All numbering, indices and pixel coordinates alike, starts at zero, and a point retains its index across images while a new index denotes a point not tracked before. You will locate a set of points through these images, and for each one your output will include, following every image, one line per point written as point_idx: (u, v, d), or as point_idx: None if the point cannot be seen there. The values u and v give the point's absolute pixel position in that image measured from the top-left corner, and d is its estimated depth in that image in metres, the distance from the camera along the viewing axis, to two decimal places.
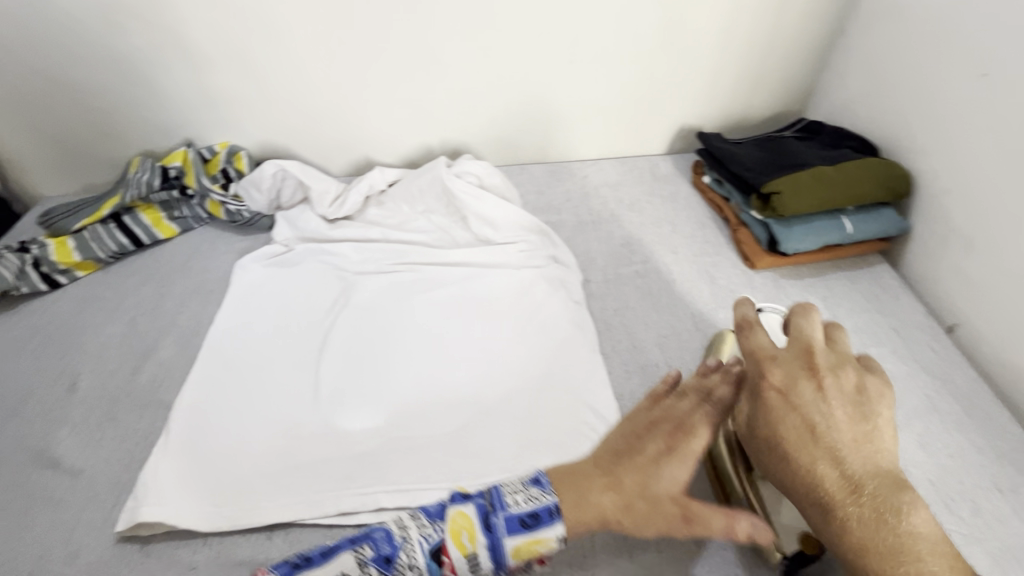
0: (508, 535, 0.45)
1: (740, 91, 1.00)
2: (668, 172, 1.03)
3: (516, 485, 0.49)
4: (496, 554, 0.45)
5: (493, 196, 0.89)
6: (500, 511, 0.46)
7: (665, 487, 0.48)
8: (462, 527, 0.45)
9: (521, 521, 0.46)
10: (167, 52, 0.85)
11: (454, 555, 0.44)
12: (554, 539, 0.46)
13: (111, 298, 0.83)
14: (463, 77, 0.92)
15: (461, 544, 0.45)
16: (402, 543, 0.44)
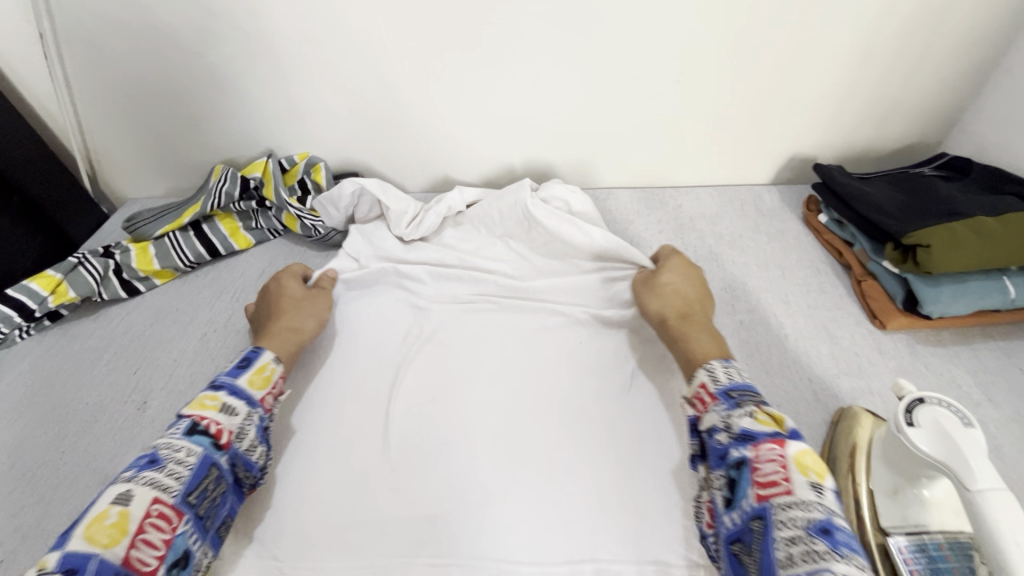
0: (237, 378, 0.58)
1: (868, 120, 0.88)
2: (775, 206, 0.92)
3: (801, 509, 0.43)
4: (240, 396, 0.56)
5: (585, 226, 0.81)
6: (217, 378, 0.58)
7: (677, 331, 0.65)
8: (203, 397, 0.54)
9: (237, 368, 0.59)
10: (256, 62, 0.83)
11: (209, 414, 0.53)
12: (272, 363, 0.61)
13: (186, 310, 0.81)
14: (557, 96, 0.86)
15: (201, 405, 0.54)
16: (155, 447, 0.50)
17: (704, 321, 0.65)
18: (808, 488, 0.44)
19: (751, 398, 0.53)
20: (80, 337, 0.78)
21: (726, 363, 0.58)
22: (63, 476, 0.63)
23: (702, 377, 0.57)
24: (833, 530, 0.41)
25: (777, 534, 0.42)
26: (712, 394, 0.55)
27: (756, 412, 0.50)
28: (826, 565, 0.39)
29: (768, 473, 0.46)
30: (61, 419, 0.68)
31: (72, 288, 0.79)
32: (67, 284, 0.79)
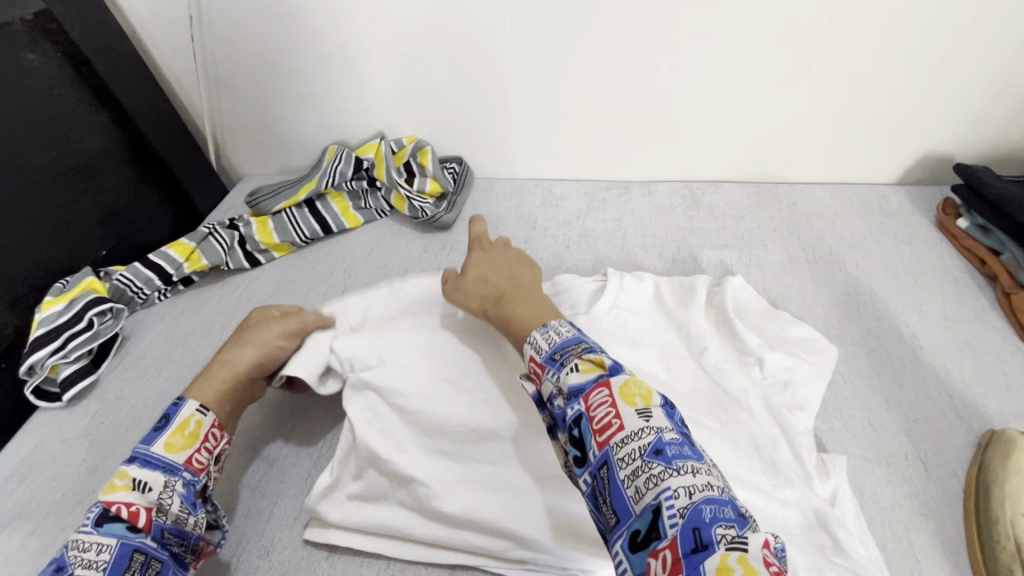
0: (153, 445, 0.53)
1: (1022, 116, 0.80)
2: (902, 207, 0.86)
3: (642, 474, 0.40)
4: (157, 464, 0.52)
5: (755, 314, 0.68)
6: (131, 447, 0.54)
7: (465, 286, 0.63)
8: (112, 476, 0.52)
9: (154, 430, 0.54)
10: (375, 44, 0.86)
11: (119, 497, 0.50)
12: (196, 414, 0.56)
13: (302, 283, 0.86)
14: (671, 82, 0.83)
15: (112, 486, 0.51)
16: (64, 551, 0.48)
17: (516, 293, 0.61)
18: (636, 418, 0.43)
19: (573, 351, 0.50)
20: (209, 302, 0.84)
21: (543, 328, 0.54)
22: None
23: (528, 349, 0.53)
24: (664, 448, 0.41)
25: (620, 473, 0.41)
26: (541, 364, 0.51)
27: (580, 362, 0.48)
28: (665, 485, 0.39)
29: (600, 417, 0.44)
30: (197, 376, 0.74)
31: (204, 256, 0.86)
32: (199, 253, 0.86)
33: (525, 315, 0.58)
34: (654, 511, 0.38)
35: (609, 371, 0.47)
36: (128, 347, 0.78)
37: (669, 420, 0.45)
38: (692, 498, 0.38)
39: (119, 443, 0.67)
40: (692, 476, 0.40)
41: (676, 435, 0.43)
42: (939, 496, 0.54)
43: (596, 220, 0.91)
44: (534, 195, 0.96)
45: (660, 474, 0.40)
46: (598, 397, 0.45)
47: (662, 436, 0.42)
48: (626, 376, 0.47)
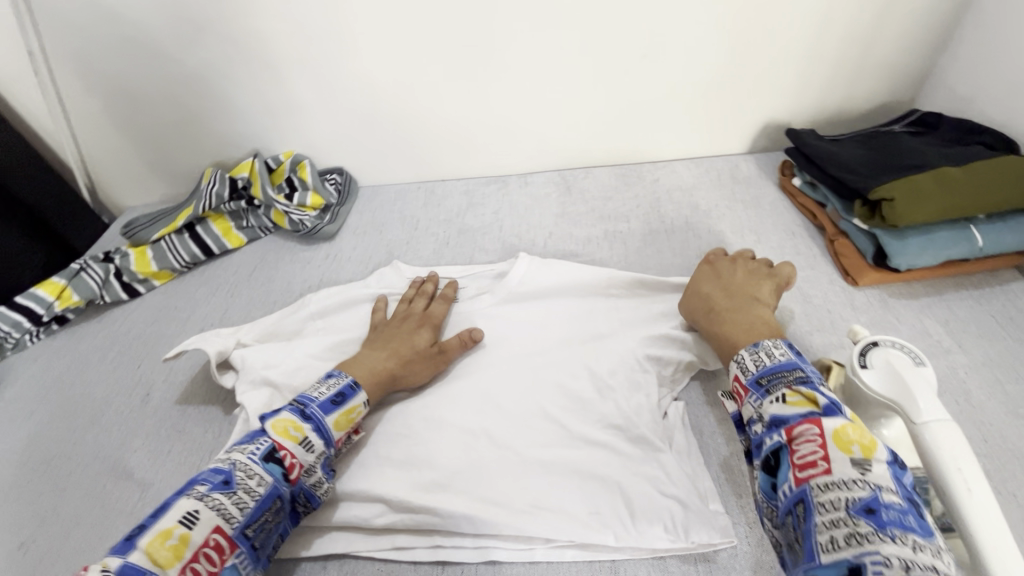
0: (325, 416, 0.57)
1: (838, 82, 0.89)
2: (751, 174, 0.93)
3: (845, 506, 0.41)
4: (322, 433, 0.56)
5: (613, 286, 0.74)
6: (309, 405, 0.57)
7: (417, 344, 0.67)
8: (288, 425, 0.54)
9: (330, 404, 0.58)
10: (234, 65, 0.87)
11: (288, 445, 0.53)
12: (359, 406, 0.60)
13: (184, 307, 0.85)
14: (526, 77, 0.88)
15: (290, 436, 0.54)
16: (232, 465, 0.51)
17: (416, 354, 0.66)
18: (852, 467, 0.43)
19: (784, 376, 0.51)
20: (85, 338, 0.82)
21: (754, 347, 0.56)
22: (75, 464, 0.67)
23: (735, 367, 0.56)
24: (877, 509, 0.40)
25: (818, 519, 0.41)
26: (745, 385, 0.54)
27: (789, 393, 0.50)
28: (873, 548, 0.38)
29: (805, 456, 0.45)
30: (70, 413, 0.73)
31: (76, 292, 0.84)
32: (71, 289, 0.84)
33: (735, 333, 0.60)
34: (854, 569, 0.38)
35: (825, 408, 0.47)
36: None
37: (897, 479, 0.43)
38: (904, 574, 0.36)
39: None
40: (910, 546, 0.38)
41: (900, 499, 0.40)
42: None
43: (475, 215, 0.94)
44: (417, 196, 0.99)
45: (869, 534, 0.39)
46: (813, 434, 0.45)
47: (878, 496, 0.41)
48: (844, 418, 0.45)
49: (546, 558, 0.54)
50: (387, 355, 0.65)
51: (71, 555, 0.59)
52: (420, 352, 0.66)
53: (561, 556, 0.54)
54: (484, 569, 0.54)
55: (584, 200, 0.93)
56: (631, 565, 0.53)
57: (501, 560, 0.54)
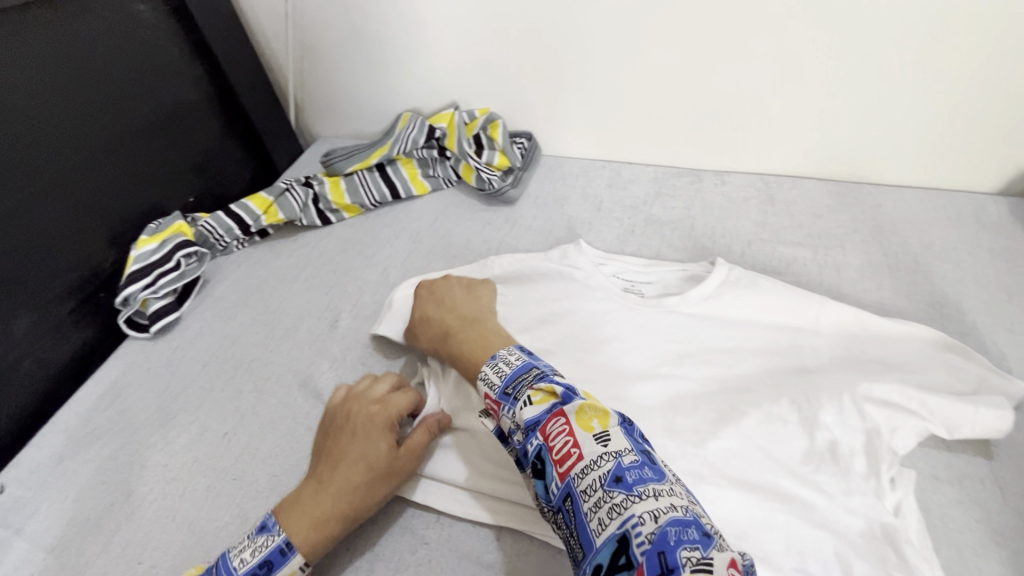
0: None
1: None
2: (1003, 220, 0.80)
3: (595, 485, 0.41)
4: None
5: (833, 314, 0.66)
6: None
7: (373, 458, 0.54)
8: None
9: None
10: (460, 15, 0.86)
11: None
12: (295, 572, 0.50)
13: (370, 244, 0.89)
14: (760, 68, 0.80)
15: None
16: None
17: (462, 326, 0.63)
18: (596, 443, 0.43)
19: (526, 379, 0.50)
20: (282, 255, 0.88)
21: (492, 360, 0.54)
22: (272, 372, 0.72)
23: (482, 386, 0.53)
24: (624, 475, 0.40)
25: (585, 506, 0.40)
26: (495, 400, 0.50)
27: (533, 394, 0.48)
28: (629, 513, 0.38)
29: (560, 447, 0.44)
30: (268, 323, 0.78)
31: (280, 211, 0.89)
32: (276, 207, 0.90)
33: (472, 351, 0.58)
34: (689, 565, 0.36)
35: (562, 398, 0.47)
36: (208, 290, 0.84)
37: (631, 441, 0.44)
38: (657, 523, 0.37)
39: (197, 376, 0.72)
40: (652, 499, 0.39)
41: (635, 457, 0.42)
42: (1016, 526, 0.51)
43: (663, 206, 0.89)
44: (602, 176, 0.95)
45: (622, 502, 0.39)
46: (557, 424, 0.45)
47: (620, 461, 0.41)
48: (580, 400, 0.46)
49: None
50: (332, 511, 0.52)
51: (266, 456, 0.63)
52: (388, 467, 0.54)
53: None
54: None
55: (790, 212, 0.85)
56: None
57: None
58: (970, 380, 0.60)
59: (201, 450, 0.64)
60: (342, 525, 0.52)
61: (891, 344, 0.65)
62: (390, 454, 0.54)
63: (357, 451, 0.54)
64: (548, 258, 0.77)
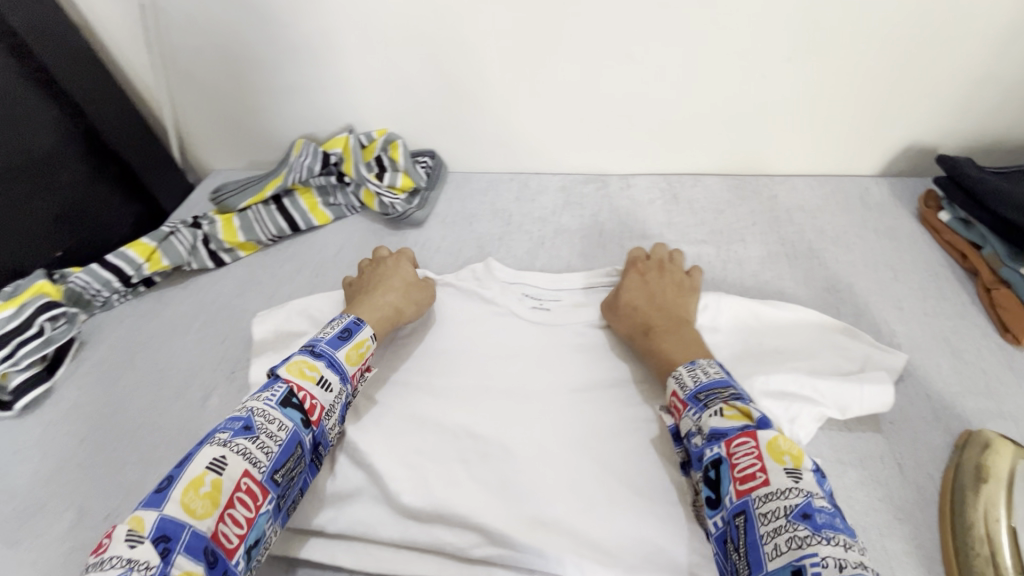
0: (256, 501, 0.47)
1: (1008, 105, 0.77)
2: (885, 200, 0.84)
3: (779, 517, 0.42)
4: (335, 369, 0.57)
5: (736, 313, 0.68)
6: (316, 344, 0.59)
7: (406, 276, 0.72)
8: (201, 481, 0.45)
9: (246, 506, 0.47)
10: (340, 35, 0.82)
11: (230, 489, 0.46)
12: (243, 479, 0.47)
13: (268, 282, 0.83)
14: (648, 72, 0.80)
15: (202, 492, 0.44)
16: (250, 413, 0.51)
17: (670, 326, 0.64)
18: (785, 475, 0.45)
19: (720, 393, 0.52)
20: (172, 304, 0.81)
21: (690, 364, 0.57)
22: (159, 439, 0.65)
23: (672, 384, 0.56)
24: (812, 513, 0.42)
25: (761, 530, 0.43)
26: (684, 400, 0.54)
27: (726, 407, 0.50)
28: (812, 551, 0.40)
29: (744, 466, 0.46)
30: (155, 383, 0.71)
31: (165, 256, 0.82)
32: (160, 252, 0.83)
33: (677, 355, 0.60)
34: None
35: (757, 421, 0.49)
36: (84, 353, 0.76)
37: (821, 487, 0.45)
38: (840, 570, 0.38)
39: (73, 454, 0.65)
40: (843, 549, 0.40)
41: (827, 503, 0.43)
42: (915, 499, 0.53)
43: (572, 215, 0.88)
44: (510, 189, 0.94)
45: (807, 537, 0.41)
46: (743, 444, 0.47)
47: (810, 502, 0.43)
48: (775, 431, 0.48)
49: None
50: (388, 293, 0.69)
51: None
52: (388, 289, 0.70)
53: None
54: None
55: (693, 209, 0.86)
56: None
57: None
58: (856, 360, 0.62)
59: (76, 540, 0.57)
60: (396, 312, 0.68)
61: (792, 334, 0.66)
62: (405, 280, 0.72)
63: (384, 277, 0.72)
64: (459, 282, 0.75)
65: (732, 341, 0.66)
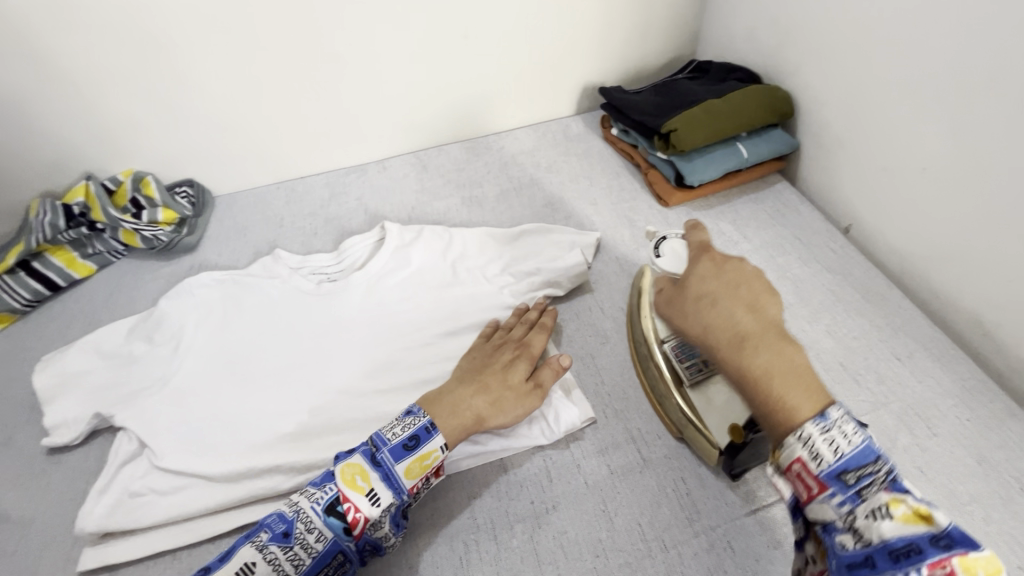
0: (398, 463, 0.53)
1: (632, 43, 1.04)
2: (581, 131, 1.07)
3: None
4: (392, 483, 0.53)
5: (475, 240, 0.84)
6: (381, 449, 0.54)
7: (512, 380, 0.63)
8: (356, 475, 0.52)
9: (402, 448, 0.54)
10: (44, 86, 0.82)
11: (353, 497, 0.51)
12: (438, 450, 0.56)
13: (34, 345, 0.80)
14: (361, 67, 0.93)
15: (358, 486, 0.52)
16: (296, 514, 0.50)
17: (775, 337, 0.46)
18: None
19: (874, 474, 0.41)
20: None
21: (821, 420, 0.43)
22: None
23: (791, 445, 0.43)
24: None
25: None
26: (819, 480, 0.42)
27: (893, 502, 0.39)
28: None
29: None
30: None
31: None
32: None
33: (772, 376, 0.45)
34: None
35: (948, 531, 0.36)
36: None
37: None
38: None
39: None
40: None
41: None
42: None
43: (339, 203, 0.98)
44: (278, 197, 1.01)
45: None
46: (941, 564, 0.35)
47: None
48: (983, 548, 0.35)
49: (445, 472, 0.61)
50: (477, 394, 0.61)
51: None
52: (516, 389, 0.62)
53: (456, 466, 0.61)
54: None
55: (441, 172, 1.01)
56: (516, 459, 0.62)
57: None
58: (565, 245, 0.82)
59: None
60: (477, 420, 0.59)
61: (520, 243, 0.83)
62: (518, 385, 0.63)
63: (492, 377, 0.63)
64: (238, 281, 0.81)
65: (478, 261, 0.82)
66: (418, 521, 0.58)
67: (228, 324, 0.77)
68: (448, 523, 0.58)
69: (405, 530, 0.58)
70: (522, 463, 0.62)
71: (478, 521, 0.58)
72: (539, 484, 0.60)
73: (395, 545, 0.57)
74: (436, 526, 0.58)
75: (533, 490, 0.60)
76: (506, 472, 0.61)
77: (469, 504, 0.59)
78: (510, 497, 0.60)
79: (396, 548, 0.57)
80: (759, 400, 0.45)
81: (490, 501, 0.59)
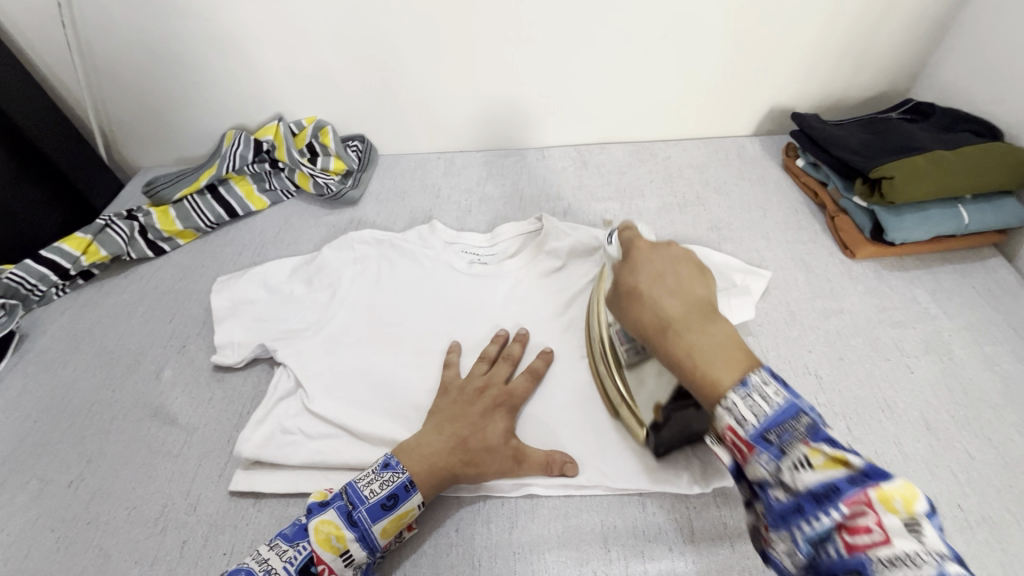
0: (374, 523, 0.53)
1: (843, 69, 0.94)
2: (757, 155, 0.99)
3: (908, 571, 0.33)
4: (367, 543, 0.52)
5: None
6: (357, 507, 0.53)
7: (490, 437, 0.58)
8: (331, 534, 0.52)
9: (380, 508, 0.53)
10: (263, 28, 0.87)
11: (328, 558, 0.51)
12: (415, 509, 0.55)
13: (211, 265, 0.87)
14: (551, 53, 0.90)
15: (331, 547, 0.51)
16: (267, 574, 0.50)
17: (698, 321, 0.48)
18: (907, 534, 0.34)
19: (794, 427, 0.41)
20: (114, 292, 0.84)
21: (743, 388, 0.43)
22: (117, 411, 0.69)
23: (723, 415, 0.43)
24: None
25: None
26: (747, 441, 0.42)
27: (810, 452, 0.39)
28: None
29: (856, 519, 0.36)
30: (105, 363, 0.74)
31: (103, 248, 0.84)
32: (97, 244, 0.84)
33: (700, 359, 0.46)
34: None
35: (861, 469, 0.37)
36: (28, 344, 0.78)
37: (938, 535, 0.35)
38: None
39: (30, 434, 0.67)
40: None
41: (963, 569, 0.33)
42: None
43: (495, 184, 0.98)
44: (437, 167, 1.02)
45: None
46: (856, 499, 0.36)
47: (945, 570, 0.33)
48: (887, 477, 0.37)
49: (581, 492, 0.59)
50: (451, 442, 0.57)
51: (124, 492, 0.62)
52: (492, 446, 0.58)
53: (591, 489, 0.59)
54: (522, 504, 0.59)
55: (602, 172, 0.98)
56: (655, 498, 0.59)
57: (537, 495, 0.59)
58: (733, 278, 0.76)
59: (43, 505, 0.62)
60: (448, 473, 0.56)
61: None
62: (502, 441, 0.58)
63: (476, 426, 0.59)
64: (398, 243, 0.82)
65: None
66: (547, 535, 0.57)
67: (382, 283, 0.79)
68: (578, 547, 0.56)
69: (532, 540, 0.56)
70: (662, 505, 0.58)
71: (610, 554, 0.55)
72: (678, 533, 0.56)
73: (522, 553, 0.56)
74: (566, 546, 0.56)
75: (671, 537, 0.56)
76: (643, 509, 0.58)
77: (602, 533, 0.57)
78: (646, 539, 0.56)
79: (522, 556, 0.55)
80: (685, 379, 0.47)
81: (625, 537, 0.56)
